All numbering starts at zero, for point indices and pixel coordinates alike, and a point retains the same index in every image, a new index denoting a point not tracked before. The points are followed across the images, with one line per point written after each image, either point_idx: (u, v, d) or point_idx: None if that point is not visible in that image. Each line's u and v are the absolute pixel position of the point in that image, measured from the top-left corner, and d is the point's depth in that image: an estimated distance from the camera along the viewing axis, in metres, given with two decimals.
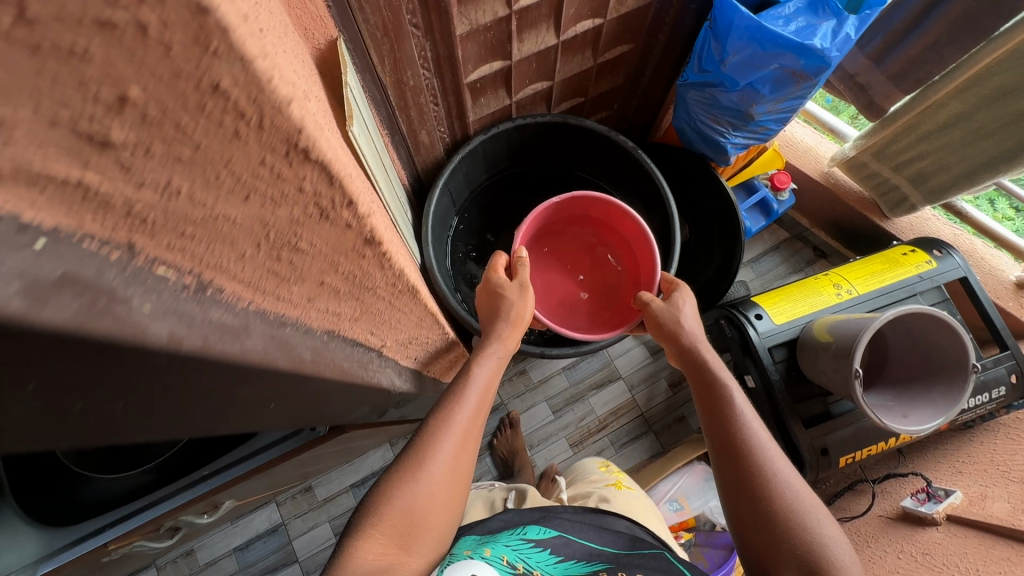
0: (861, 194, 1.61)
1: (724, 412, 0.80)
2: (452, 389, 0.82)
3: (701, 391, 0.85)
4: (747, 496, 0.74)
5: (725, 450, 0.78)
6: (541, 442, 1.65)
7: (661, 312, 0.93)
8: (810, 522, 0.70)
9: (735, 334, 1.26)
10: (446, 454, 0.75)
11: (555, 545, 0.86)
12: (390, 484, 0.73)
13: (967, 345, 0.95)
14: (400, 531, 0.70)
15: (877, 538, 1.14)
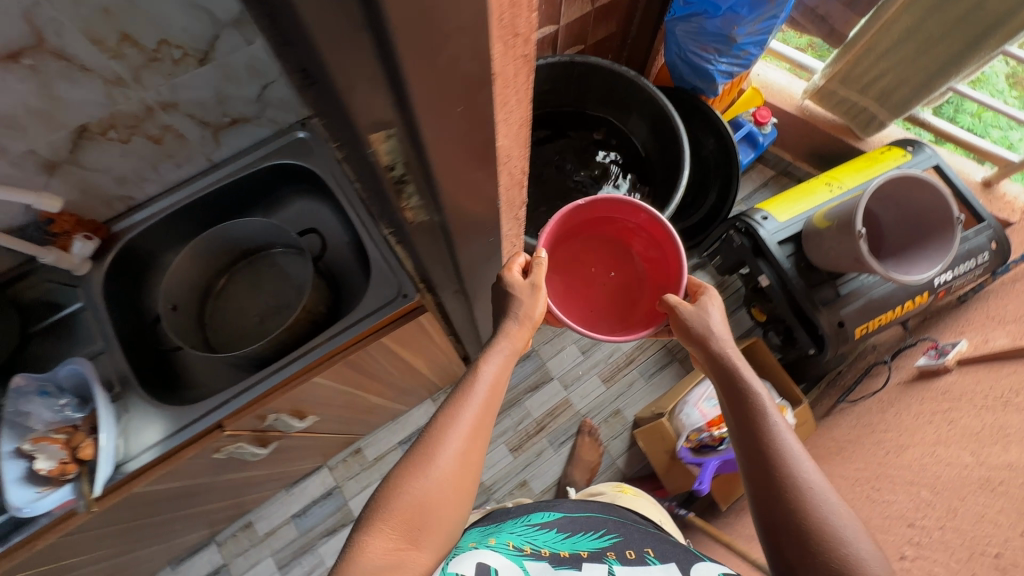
0: (835, 121, 1.78)
1: (759, 424, 0.67)
2: (466, 376, 0.75)
3: (733, 401, 0.71)
4: (787, 517, 0.61)
5: (759, 465, 0.65)
6: (575, 381, 1.73)
7: (689, 315, 0.76)
8: (848, 540, 0.57)
9: (746, 241, 1.38)
10: (450, 463, 0.66)
11: (563, 523, 0.86)
12: (397, 477, 0.66)
13: (949, 200, 1.09)
14: (404, 530, 0.63)
15: (899, 397, 1.25)
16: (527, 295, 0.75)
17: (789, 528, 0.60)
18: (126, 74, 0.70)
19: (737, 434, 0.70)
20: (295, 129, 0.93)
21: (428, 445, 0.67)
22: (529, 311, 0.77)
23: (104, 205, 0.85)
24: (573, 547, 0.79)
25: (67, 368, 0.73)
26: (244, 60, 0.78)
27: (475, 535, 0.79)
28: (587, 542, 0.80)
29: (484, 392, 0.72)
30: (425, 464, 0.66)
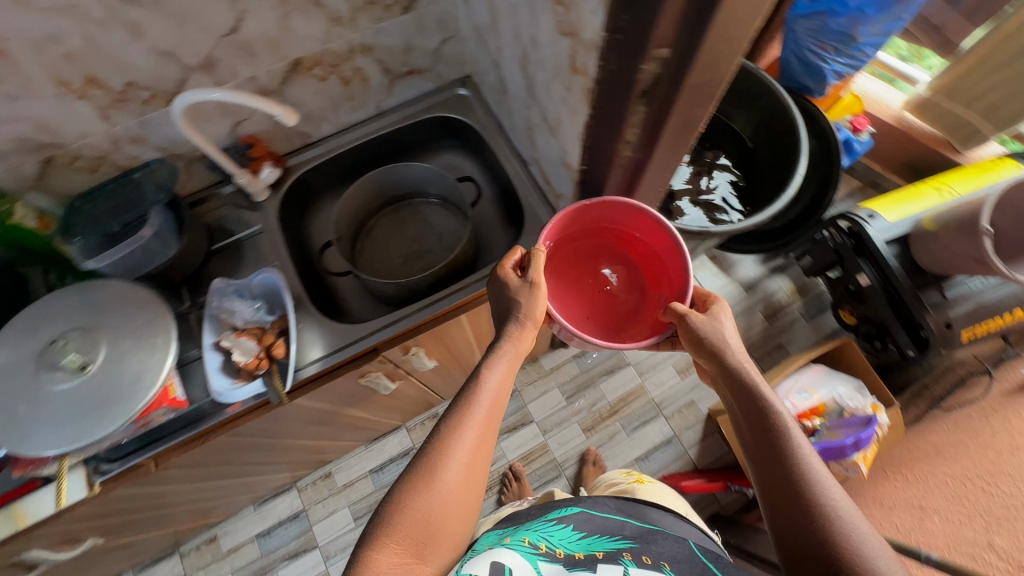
0: (934, 133, 1.76)
1: (782, 448, 0.59)
2: (466, 387, 0.69)
3: (750, 421, 0.63)
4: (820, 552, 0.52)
5: (785, 493, 0.56)
6: (651, 369, 1.75)
7: (701, 324, 0.69)
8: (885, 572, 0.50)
9: (848, 239, 1.40)
10: (463, 465, 0.61)
11: (579, 521, 0.73)
12: (401, 490, 0.59)
13: None
14: (414, 545, 0.56)
15: (1006, 405, 1.22)
16: (527, 294, 0.72)
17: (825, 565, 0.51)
18: (346, 15, 0.77)
19: (754, 462, 0.61)
20: (455, 86, 0.99)
21: (440, 449, 0.61)
22: (531, 311, 0.73)
23: (287, 140, 0.93)
24: (589, 548, 0.66)
25: (260, 277, 0.81)
26: (436, 13, 0.84)
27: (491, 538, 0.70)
28: (604, 543, 0.68)
29: (489, 409, 0.66)
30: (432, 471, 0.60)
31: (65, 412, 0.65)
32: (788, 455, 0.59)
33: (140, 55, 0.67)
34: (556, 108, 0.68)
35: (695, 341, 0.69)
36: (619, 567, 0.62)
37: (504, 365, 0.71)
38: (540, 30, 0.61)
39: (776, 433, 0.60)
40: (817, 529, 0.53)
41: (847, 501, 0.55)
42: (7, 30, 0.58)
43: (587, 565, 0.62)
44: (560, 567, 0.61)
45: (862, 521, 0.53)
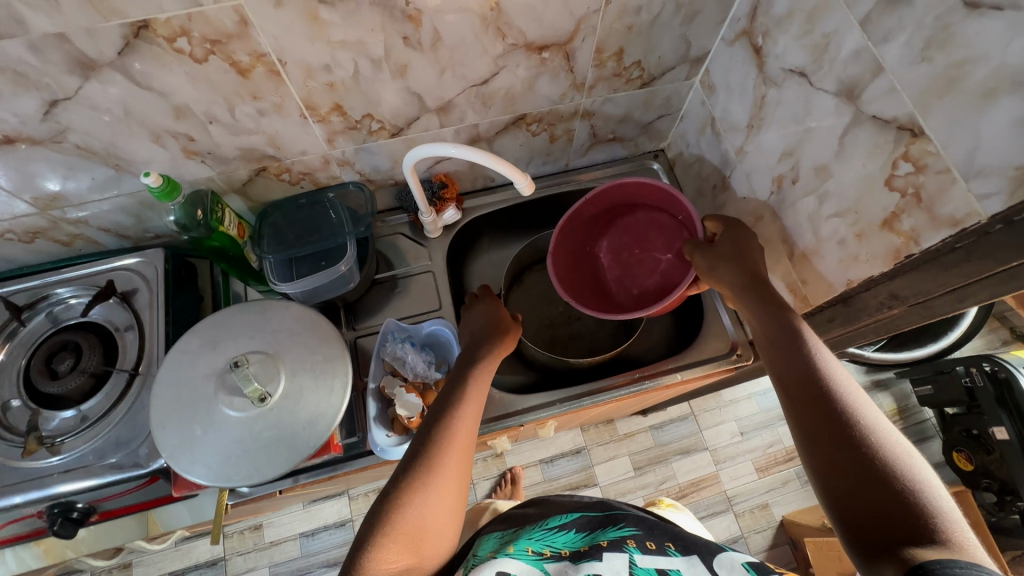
0: None
1: (806, 358, 0.52)
2: (437, 408, 0.61)
3: (774, 335, 0.56)
4: (848, 466, 0.44)
5: (807, 401, 0.49)
6: (729, 460, 1.66)
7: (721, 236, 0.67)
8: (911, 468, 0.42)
9: (991, 385, 1.30)
10: (443, 473, 0.54)
11: (578, 525, 0.60)
12: (388, 498, 0.52)
13: None
14: (404, 557, 0.49)
15: None
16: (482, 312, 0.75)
17: (852, 477, 0.43)
18: (588, 82, 0.73)
19: (776, 368, 0.54)
20: (648, 157, 0.94)
21: (428, 455, 0.55)
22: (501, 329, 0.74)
23: (471, 181, 0.89)
24: (592, 540, 0.55)
25: (431, 325, 0.79)
26: (667, 92, 0.80)
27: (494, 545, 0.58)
28: (605, 533, 0.56)
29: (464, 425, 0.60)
30: (425, 475, 0.53)
31: (238, 445, 0.62)
32: (807, 361, 0.51)
33: (391, 92, 0.65)
34: (814, 239, 0.62)
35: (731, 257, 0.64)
36: (624, 555, 0.51)
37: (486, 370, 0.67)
38: (841, 166, 0.55)
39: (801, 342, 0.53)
40: (846, 435, 0.45)
41: (874, 407, 0.47)
42: (292, 54, 0.56)
43: (593, 556, 0.51)
44: (565, 564, 0.51)
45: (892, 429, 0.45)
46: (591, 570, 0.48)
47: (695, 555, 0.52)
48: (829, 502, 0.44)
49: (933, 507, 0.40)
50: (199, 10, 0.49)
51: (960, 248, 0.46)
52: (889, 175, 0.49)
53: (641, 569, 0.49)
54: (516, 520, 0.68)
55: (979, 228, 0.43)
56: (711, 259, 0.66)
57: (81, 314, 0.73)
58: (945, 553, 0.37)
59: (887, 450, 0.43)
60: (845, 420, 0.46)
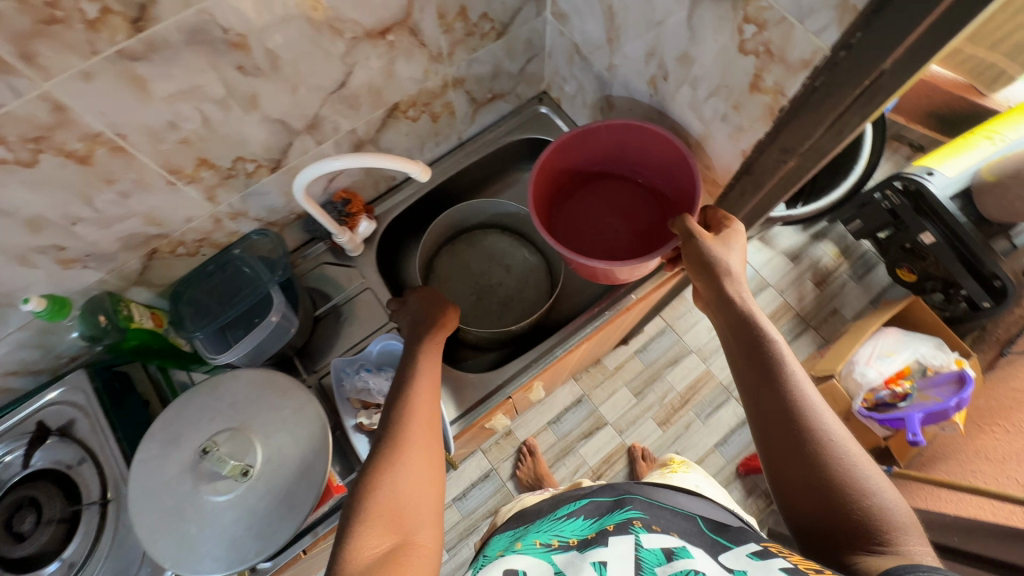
0: (957, 80, 1.77)
1: (776, 380, 0.55)
2: (394, 393, 0.63)
3: (746, 353, 0.59)
4: (817, 481, 0.50)
5: (781, 422, 0.54)
6: (714, 353, 1.74)
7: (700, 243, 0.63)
8: (862, 484, 0.49)
9: (907, 199, 1.40)
10: (415, 455, 0.55)
11: (589, 509, 0.57)
12: (365, 479, 0.53)
13: None
14: (393, 525, 0.49)
15: None
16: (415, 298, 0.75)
17: (822, 490, 0.49)
18: (445, 50, 0.72)
19: (746, 390, 0.58)
20: (534, 104, 0.95)
21: (393, 436, 0.57)
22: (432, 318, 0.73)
23: (374, 187, 0.87)
24: (600, 522, 0.53)
25: (379, 344, 0.77)
26: (525, 34, 0.80)
27: (501, 544, 0.57)
28: (611, 515, 0.53)
29: (426, 397, 0.62)
30: (393, 459, 0.54)
31: (240, 524, 0.60)
32: (779, 383, 0.55)
33: (252, 127, 0.62)
34: (702, 123, 0.65)
35: (699, 258, 0.63)
36: (631, 538, 0.48)
37: (429, 366, 0.67)
38: (699, 48, 0.57)
39: (772, 359, 0.56)
40: (812, 456, 0.51)
41: (831, 423, 0.53)
42: (128, 124, 0.52)
43: (598, 542, 0.49)
44: (571, 555, 0.48)
45: (848, 443, 0.52)
46: (595, 557, 0.47)
47: (700, 544, 0.49)
48: (799, 514, 0.51)
49: (881, 513, 0.47)
50: (3, 112, 0.44)
51: (819, 87, 0.48)
52: (740, 41, 0.51)
53: (647, 551, 0.47)
54: (529, 506, 0.66)
55: (828, 60, 0.46)
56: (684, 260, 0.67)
57: (23, 467, 0.67)
58: (899, 558, 0.43)
59: (845, 466, 0.50)
60: (810, 439, 0.52)
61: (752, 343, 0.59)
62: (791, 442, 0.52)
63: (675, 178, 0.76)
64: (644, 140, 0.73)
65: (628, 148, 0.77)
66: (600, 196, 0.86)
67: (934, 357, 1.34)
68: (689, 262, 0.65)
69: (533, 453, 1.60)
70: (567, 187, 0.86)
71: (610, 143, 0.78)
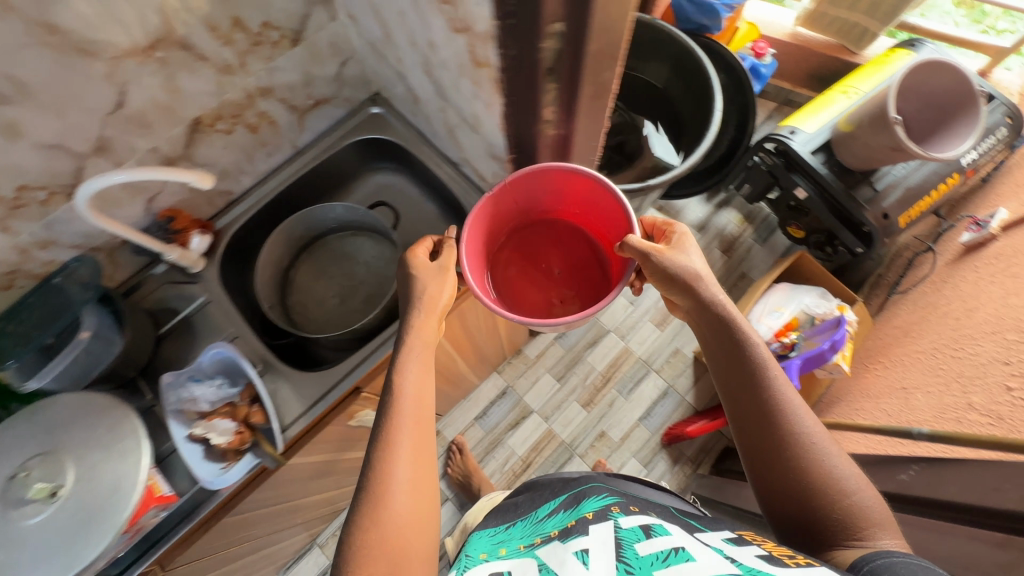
0: (828, 41, 1.84)
1: (760, 391, 0.62)
2: (384, 397, 0.64)
3: (727, 363, 0.65)
4: (800, 481, 0.58)
5: (764, 427, 0.61)
6: (631, 330, 1.78)
7: (666, 259, 0.67)
8: (840, 482, 0.57)
9: (778, 158, 1.46)
10: (410, 481, 0.57)
11: (566, 506, 0.69)
12: (359, 517, 0.55)
13: (969, 75, 1.16)
14: (392, 564, 0.52)
15: (951, 274, 1.31)
16: (431, 276, 0.70)
17: (803, 488, 0.58)
18: (234, 62, 0.74)
19: (729, 397, 0.65)
20: (367, 105, 0.98)
21: (377, 462, 0.58)
22: (436, 294, 0.71)
23: (208, 202, 0.89)
24: (577, 515, 0.63)
25: (209, 354, 0.76)
26: (327, 39, 0.82)
27: (484, 547, 0.68)
28: (585, 506, 0.64)
29: (414, 410, 0.62)
30: (376, 494, 0.56)
31: (52, 542, 0.61)
32: (761, 391, 0.62)
33: (25, 155, 0.63)
34: (470, 104, 0.68)
35: (667, 275, 0.68)
36: (610, 522, 0.57)
37: (416, 367, 0.66)
38: (432, 32, 0.60)
39: (754, 371, 0.63)
40: (795, 460, 0.58)
41: (811, 427, 0.60)
42: None
43: (580, 531, 0.57)
44: (554, 545, 0.57)
45: (829, 444, 0.59)
46: (578, 546, 0.53)
47: (677, 523, 0.57)
48: (783, 508, 0.59)
49: (855, 507, 0.56)
50: None
51: (513, 53, 0.52)
52: (448, 20, 0.54)
53: (625, 529, 0.55)
54: (512, 512, 0.79)
55: (504, 27, 0.49)
56: (650, 275, 0.71)
57: None
58: (870, 548, 0.52)
59: (823, 468, 0.58)
60: (791, 444, 0.59)
61: (732, 354, 0.65)
62: (775, 446, 0.60)
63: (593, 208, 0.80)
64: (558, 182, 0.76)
65: (538, 192, 0.80)
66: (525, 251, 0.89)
67: (818, 306, 1.39)
68: (662, 277, 0.69)
69: (460, 450, 1.61)
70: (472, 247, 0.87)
71: (523, 192, 0.79)
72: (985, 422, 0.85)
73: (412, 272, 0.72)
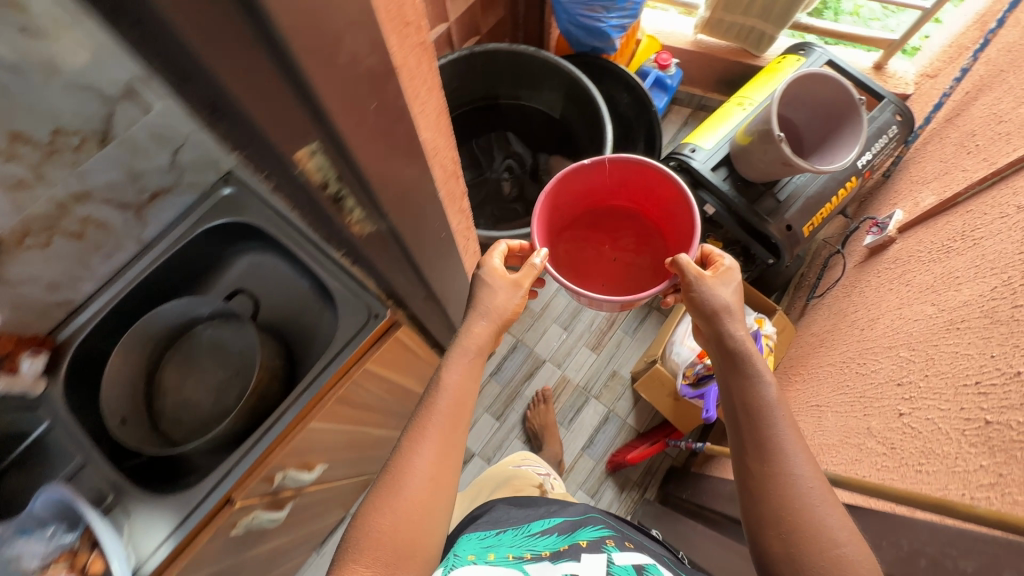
0: (729, 45, 1.85)
1: (765, 419, 0.69)
2: (428, 392, 0.77)
3: (740, 394, 0.72)
4: (785, 514, 0.63)
5: (760, 453, 0.67)
6: (567, 357, 1.76)
7: (701, 293, 0.77)
8: (826, 525, 0.61)
9: (683, 176, 1.44)
10: (415, 497, 0.68)
11: (559, 529, 0.78)
12: (377, 497, 0.69)
13: (846, 85, 1.16)
14: (388, 552, 0.65)
15: (859, 278, 1.32)
16: (499, 286, 0.80)
17: (787, 522, 0.62)
18: (29, 174, 0.67)
19: (737, 423, 0.72)
20: (218, 186, 0.91)
21: (391, 468, 0.71)
22: (495, 302, 0.80)
23: (42, 316, 0.81)
24: (570, 540, 0.74)
25: (41, 501, 0.70)
26: (147, 130, 0.76)
27: (474, 549, 0.74)
28: (580, 534, 0.75)
29: (448, 408, 0.74)
30: (391, 494, 0.68)
31: None
32: (767, 422, 0.69)
33: None
34: None
35: (698, 303, 0.77)
36: (605, 555, 0.68)
37: (459, 371, 0.77)
38: None
39: (765, 406, 0.70)
40: (787, 490, 0.64)
41: (811, 471, 0.65)
42: None
43: (570, 556, 0.68)
44: (544, 565, 0.67)
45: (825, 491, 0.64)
46: (570, 570, 0.64)
47: (660, 565, 0.72)
48: (762, 533, 0.64)
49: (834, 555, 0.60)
50: None
51: (275, 174, 0.47)
52: None
53: (619, 564, 0.67)
54: (499, 522, 0.86)
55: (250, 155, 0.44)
56: (684, 298, 0.80)
57: None
58: None
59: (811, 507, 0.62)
60: (788, 477, 0.64)
61: (748, 386, 0.72)
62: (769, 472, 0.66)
63: (645, 183, 0.96)
64: (625, 164, 0.93)
65: (631, 177, 0.97)
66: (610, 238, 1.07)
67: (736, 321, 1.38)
68: (693, 305, 0.78)
69: None
70: (607, 220, 1.07)
71: (617, 177, 0.98)
72: (880, 453, 0.84)
73: (485, 277, 0.81)
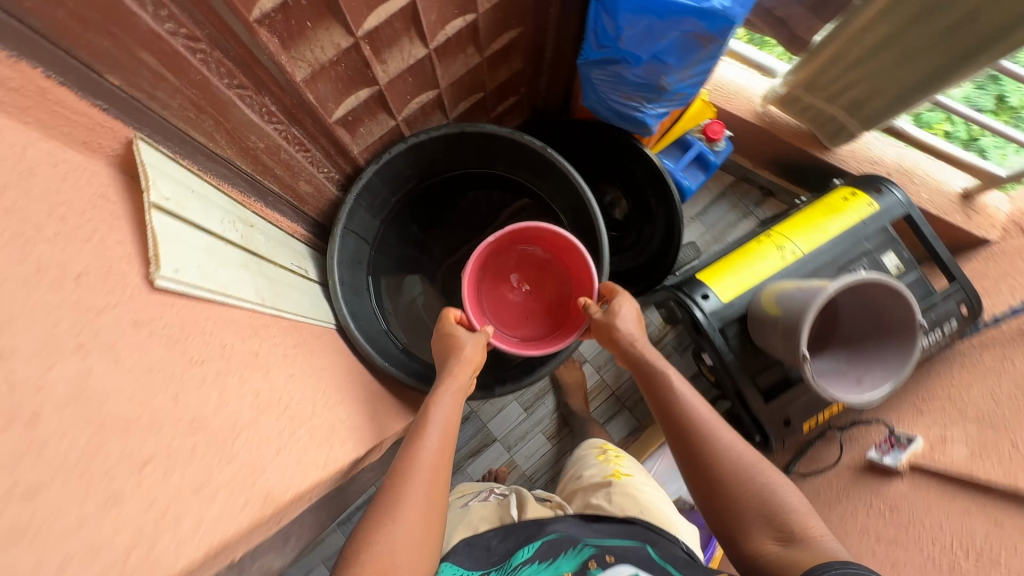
0: (799, 127, 1.51)
1: (691, 430, 0.82)
2: (415, 424, 0.81)
3: (664, 415, 0.85)
4: (721, 495, 0.77)
5: (689, 459, 0.81)
6: (519, 442, 1.63)
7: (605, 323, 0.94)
8: (761, 481, 0.76)
9: (685, 316, 1.20)
10: (414, 500, 0.72)
11: (541, 553, 0.77)
12: (364, 534, 0.69)
13: (912, 304, 0.91)
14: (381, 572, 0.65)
15: (848, 492, 1.14)
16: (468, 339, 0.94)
17: (726, 507, 0.76)
18: None
19: (676, 441, 0.83)
20: None
21: (394, 481, 0.74)
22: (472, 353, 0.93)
23: None
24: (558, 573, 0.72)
25: None
26: None
27: None
28: (561, 563, 0.74)
29: (433, 454, 0.78)
30: (405, 494, 0.72)
31: None
32: (686, 421, 0.82)
33: None
34: None
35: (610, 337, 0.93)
36: None
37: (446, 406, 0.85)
38: None
39: (682, 415, 0.83)
40: (707, 471, 0.79)
41: (722, 450, 0.79)
42: None
43: None
44: None
45: (749, 470, 0.77)
46: None
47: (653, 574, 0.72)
48: (744, 543, 0.73)
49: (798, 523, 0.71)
50: None
51: None
52: None
53: None
54: (477, 546, 0.84)
55: None
56: (602, 340, 0.96)
57: None
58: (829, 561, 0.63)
59: (742, 481, 0.76)
60: (714, 465, 0.79)
61: (662, 390, 0.87)
62: (703, 473, 0.79)
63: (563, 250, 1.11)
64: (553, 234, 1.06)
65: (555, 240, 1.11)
66: (531, 278, 1.23)
67: None
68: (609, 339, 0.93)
69: None
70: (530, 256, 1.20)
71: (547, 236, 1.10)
72: None
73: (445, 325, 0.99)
